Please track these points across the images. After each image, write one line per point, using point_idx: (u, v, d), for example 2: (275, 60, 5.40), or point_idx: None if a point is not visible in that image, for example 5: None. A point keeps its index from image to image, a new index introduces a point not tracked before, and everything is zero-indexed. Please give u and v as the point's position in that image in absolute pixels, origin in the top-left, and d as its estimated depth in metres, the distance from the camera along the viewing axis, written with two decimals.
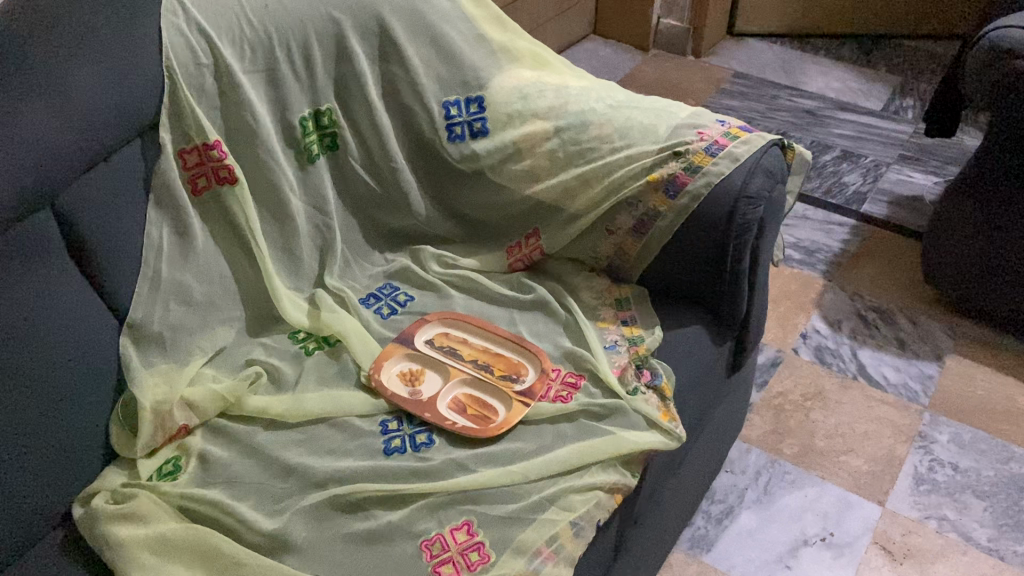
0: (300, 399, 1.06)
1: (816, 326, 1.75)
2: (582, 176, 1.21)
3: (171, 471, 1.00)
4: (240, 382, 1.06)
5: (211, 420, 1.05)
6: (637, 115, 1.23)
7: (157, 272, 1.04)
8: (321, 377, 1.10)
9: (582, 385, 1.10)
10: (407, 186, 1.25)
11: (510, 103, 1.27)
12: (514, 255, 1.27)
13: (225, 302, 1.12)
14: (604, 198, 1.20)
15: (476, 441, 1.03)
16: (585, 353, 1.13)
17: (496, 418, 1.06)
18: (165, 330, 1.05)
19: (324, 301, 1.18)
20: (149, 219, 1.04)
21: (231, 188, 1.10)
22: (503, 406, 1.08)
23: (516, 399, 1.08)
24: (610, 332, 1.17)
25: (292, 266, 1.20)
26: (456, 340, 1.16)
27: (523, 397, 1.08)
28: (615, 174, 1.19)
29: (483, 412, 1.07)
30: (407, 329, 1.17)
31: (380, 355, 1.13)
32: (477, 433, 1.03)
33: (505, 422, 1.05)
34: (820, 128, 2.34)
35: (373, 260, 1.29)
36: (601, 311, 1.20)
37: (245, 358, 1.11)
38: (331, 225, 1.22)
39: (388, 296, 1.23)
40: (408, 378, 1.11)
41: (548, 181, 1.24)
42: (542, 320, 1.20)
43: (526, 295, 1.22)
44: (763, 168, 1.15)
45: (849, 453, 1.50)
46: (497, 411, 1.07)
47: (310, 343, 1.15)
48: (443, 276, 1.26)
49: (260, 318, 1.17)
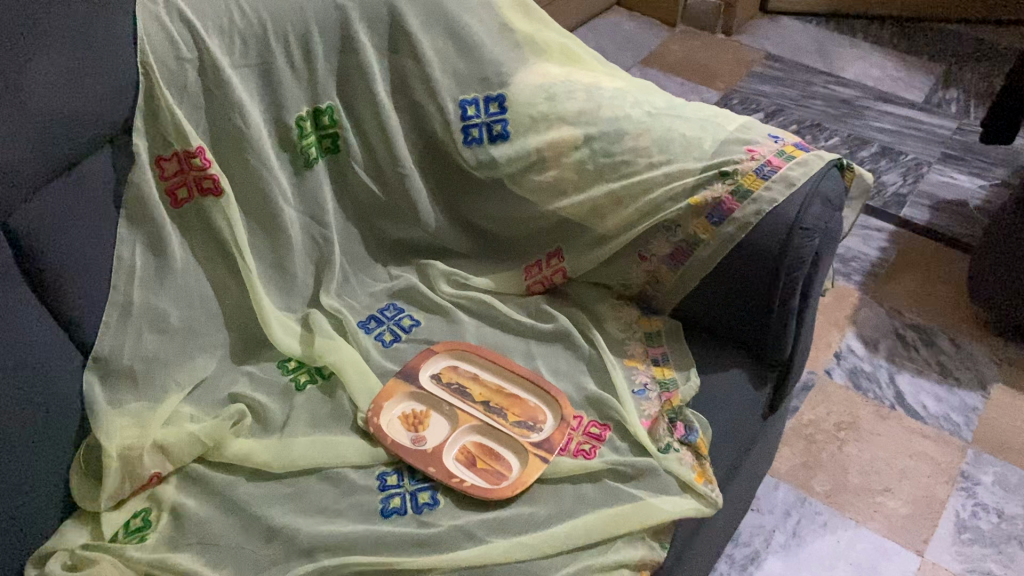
0: (289, 446, 0.94)
1: (851, 346, 1.62)
2: (614, 193, 1.07)
3: (140, 528, 0.88)
4: (220, 424, 0.94)
5: (187, 466, 0.93)
6: (679, 125, 1.09)
7: (128, 298, 0.91)
8: (313, 417, 0.98)
9: (607, 437, 0.98)
10: (416, 195, 1.12)
11: (535, 104, 1.12)
12: (533, 276, 1.14)
13: (207, 327, 1.00)
14: (638, 220, 1.06)
15: (486, 504, 0.91)
16: (611, 400, 1.00)
17: (509, 476, 0.94)
18: (137, 363, 0.92)
19: (319, 326, 1.05)
20: (121, 237, 0.90)
21: (215, 201, 0.96)
22: (518, 460, 0.96)
23: (533, 452, 0.95)
24: (639, 374, 1.04)
25: (284, 283, 1.07)
26: (466, 377, 1.04)
27: (540, 451, 0.95)
28: (651, 195, 1.05)
29: (495, 468, 0.95)
30: (411, 362, 1.04)
31: (380, 394, 1.00)
32: (488, 494, 0.91)
33: (520, 480, 0.93)
34: (858, 120, 2.18)
35: (376, 275, 1.16)
36: (629, 346, 1.08)
37: (228, 392, 0.99)
38: (329, 237, 1.09)
39: (390, 320, 1.10)
40: (411, 423, 0.98)
41: (575, 197, 1.10)
42: (563, 354, 1.07)
43: (545, 326, 1.09)
44: (821, 195, 1.01)
45: (886, 493, 1.38)
46: (511, 466, 0.95)
47: (301, 376, 1.02)
48: (453, 298, 1.12)
49: (247, 343, 1.04)
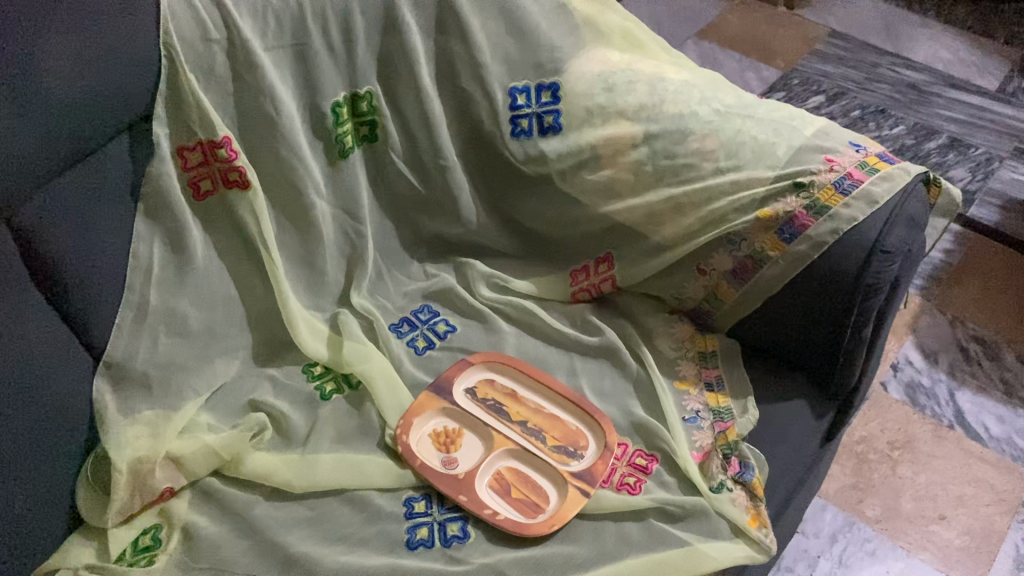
0: (311, 464, 0.87)
1: (909, 357, 1.52)
2: (673, 200, 0.98)
3: (149, 547, 0.82)
4: (239, 436, 0.87)
5: (201, 480, 0.87)
6: (749, 127, 0.98)
7: (144, 299, 0.84)
8: (338, 432, 0.91)
9: (653, 470, 0.90)
10: (458, 190, 1.03)
11: (592, 95, 1.03)
12: (579, 282, 1.06)
13: (229, 328, 0.93)
14: (699, 230, 0.98)
15: (520, 540, 0.84)
16: (660, 429, 0.92)
17: (546, 508, 0.87)
18: (152, 369, 0.85)
19: (349, 330, 0.98)
20: (138, 233, 0.83)
21: (241, 194, 0.88)
22: (555, 491, 0.88)
23: (572, 483, 0.88)
24: (690, 399, 0.96)
25: (313, 281, 0.99)
26: (504, 393, 0.96)
27: (581, 482, 0.88)
28: (715, 205, 0.96)
29: (532, 499, 0.87)
30: (445, 373, 0.97)
31: (411, 409, 0.93)
32: (523, 529, 0.84)
33: (558, 515, 0.85)
34: (926, 108, 2.05)
35: (411, 272, 1.08)
36: (680, 366, 0.99)
37: (249, 399, 0.92)
38: (363, 233, 1.01)
39: (424, 325, 1.02)
40: (443, 442, 0.91)
41: (631, 200, 1.01)
42: (609, 372, 0.99)
43: (590, 339, 1.00)
44: (906, 215, 0.91)
45: (940, 522, 1.29)
46: (548, 497, 0.88)
47: (327, 384, 0.95)
48: (493, 303, 1.04)
49: (270, 344, 0.98)
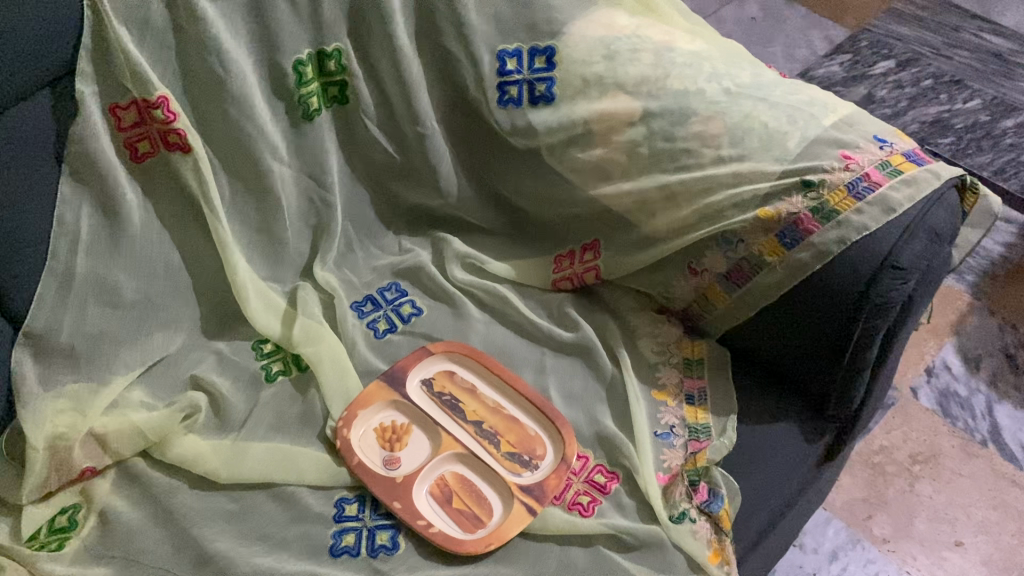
0: (243, 453, 0.82)
1: (948, 362, 1.39)
2: (666, 189, 0.87)
3: (63, 529, 0.78)
4: (169, 417, 0.82)
5: (128, 460, 0.82)
6: (761, 111, 0.86)
7: (70, 268, 0.79)
8: (278, 418, 0.86)
9: (612, 490, 0.82)
10: (437, 161, 0.95)
11: (590, 63, 0.91)
12: (561, 270, 0.97)
13: (171, 298, 0.87)
14: (693, 225, 0.87)
15: (452, 556, 0.78)
16: (625, 444, 0.84)
17: (486, 523, 0.80)
18: (79, 341, 0.81)
19: (304, 305, 0.91)
20: (63, 197, 0.77)
21: (184, 158, 0.81)
22: (500, 504, 0.81)
23: (519, 498, 0.81)
24: (665, 412, 0.87)
25: (272, 251, 0.93)
26: (462, 388, 0.88)
27: (529, 498, 0.81)
28: (711, 198, 0.85)
29: (473, 512, 0.80)
30: (401, 361, 0.89)
31: (357, 400, 0.86)
32: (457, 546, 0.77)
33: (498, 533, 0.78)
34: (1008, 81, 1.85)
35: (385, 245, 1.01)
36: (662, 372, 0.90)
37: (189, 375, 0.87)
38: (330, 201, 0.93)
39: (389, 305, 0.95)
40: (387, 439, 0.85)
41: (622, 185, 0.90)
42: (581, 373, 0.90)
43: (565, 335, 0.92)
44: (927, 226, 0.78)
45: (955, 549, 1.18)
46: (492, 511, 0.81)
47: (274, 364, 0.89)
48: (466, 285, 0.96)
49: (221, 316, 0.92)
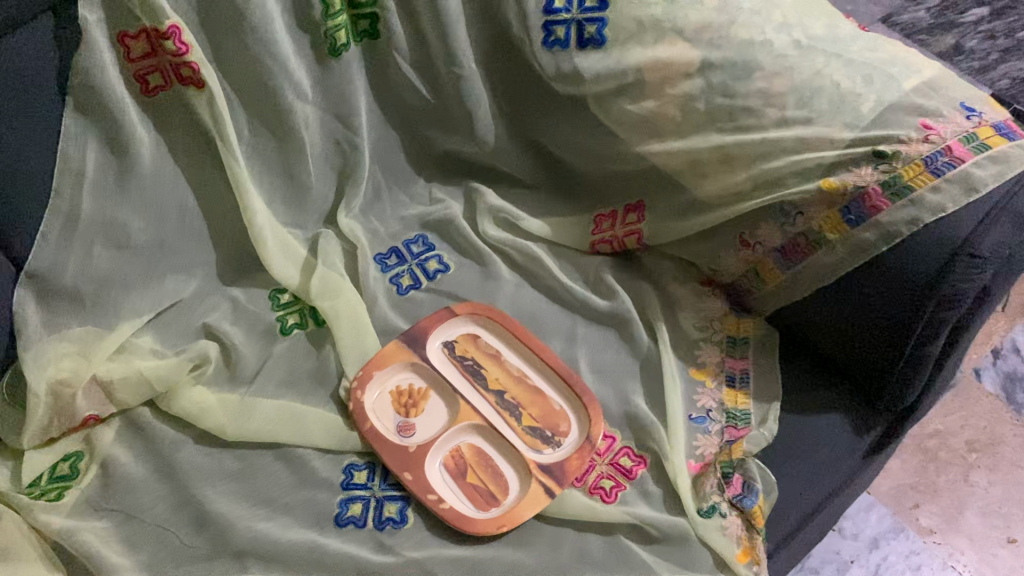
0: (250, 411, 0.78)
1: (1017, 344, 1.29)
2: (721, 151, 0.79)
3: (63, 477, 0.75)
4: (177, 367, 0.79)
5: (134, 409, 0.79)
6: (834, 69, 0.76)
7: (75, 206, 0.74)
8: (290, 374, 0.81)
9: (637, 476, 0.76)
10: (474, 105, 0.87)
11: (648, 4, 0.80)
12: (600, 231, 0.90)
13: (185, 242, 0.83)
14: (747, 193, 0.79)
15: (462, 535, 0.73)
16: (656, 427, 0.78)
17: (501, 501, 0.75)
18: (85, 284, 0.77)
19: (325, 255, 0.86)
20: (67, 130, 0.72)
21: (198, 93, 0.76)
22: (517, 482, 0.76)
23: (536, 478, 0.75)
24: (702, 394, 0.80)
25: (294, 195, 0.87)
26: (485, 354, 0.83)
27: (547, 478, 0.75)
28: (769, 164, 0.77)
29: (487, 488, 0.76)
30: (422, 322, 0.84)
31: (374, 361, 0.81)
32: (467, 526, 0.72)
33: (511, 514, 0.73)
34: None
35: (415, 193, 0.95)
36: (702, 350, 0.83)
37: (201, 323, 0.83)
38: (357, 145, 0.87)
39: (414, 259, 0.89)
40: (403, 404, 0.80)
41: (673, 143, 0.82)
42: (613, 346, 0.84)
43: (600, 303, 0.85)
44: (1012, 211, 0.69)
45: (1007, 546, 1.10)
46: (508, 489, 0.76)
47: (290, 317, 0.85)
48: (497, 242, 0.90)
49: (238, 261, 0.87)
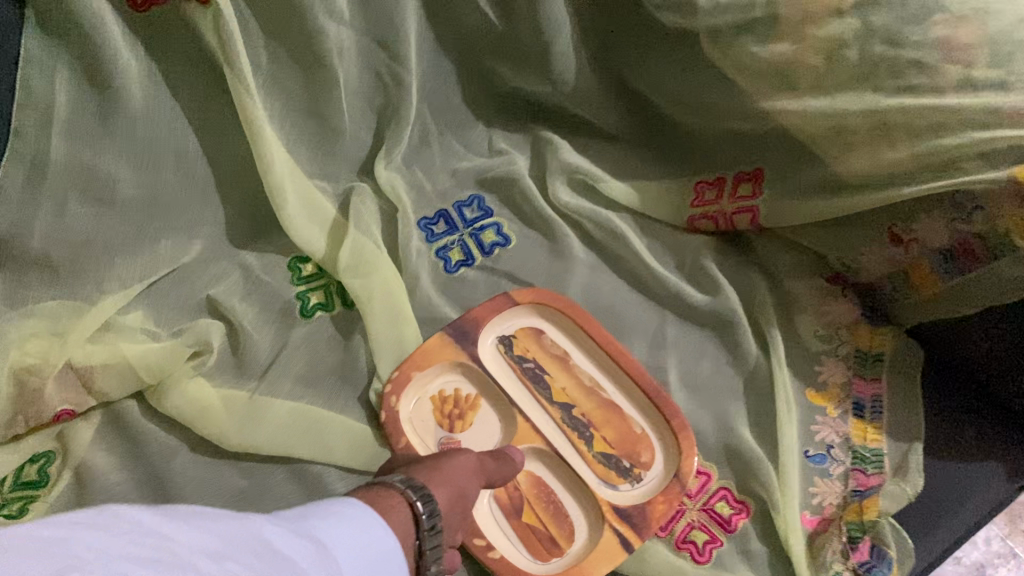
0: (260, 414, 0.63)
1: None
2: (877, 117, 0.60)
3: (29, 485, 0.60)
4: (172, 354, 0.64)
5: (117, 402, 0.64)
6: None
7: (41, 150, 0.57)
8: (311, 368, 0.67)
9: (738, 528, 0.61)
10: (554, 36, 0.68)
11: None
12: (700, 203, 0.73)
13: (187, 194, 0.66)
14: (909, 174, 0.60)
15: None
16: (766, 466, 0.62)
17: (563, 550, 0.60)
18: (57, 247, 0.60)
19: (359, 218, 0.70)
20: (29, 53, 0.54)
21: (201, 10, 0.58)
22: (585, 526, 0.61)
23: (609, 524, 0.60)
24: (822, 425, 0.64)
25: (322, 140, 0.70)
26: (551, 357, 0.68)
27: (623, 526, 0.60)
28: (943, 140, 0.58)
29: (547, 532, 0.61)
30: (474, 311, 0.69)
31: (414, 359, 0.66)
32: None
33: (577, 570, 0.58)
34: None
35: (472, 141, 0.77)
36: (823, 365, 0.67)
37: (207, 296, 0.68)
38: (403, 80, 0.69)
39: (467, 228, 0.74)
40: (447, 415, 0.65)
41: (811, 102, 0.62)
42: (711, 354, 0.68)
43: (698, 299, 0.69)
44: None
45: None
46: (574, 535, 0.61)
47: (312, 295, 0.70)
48: (571, 209, 0.74)
49: (253, 218, 0.71)
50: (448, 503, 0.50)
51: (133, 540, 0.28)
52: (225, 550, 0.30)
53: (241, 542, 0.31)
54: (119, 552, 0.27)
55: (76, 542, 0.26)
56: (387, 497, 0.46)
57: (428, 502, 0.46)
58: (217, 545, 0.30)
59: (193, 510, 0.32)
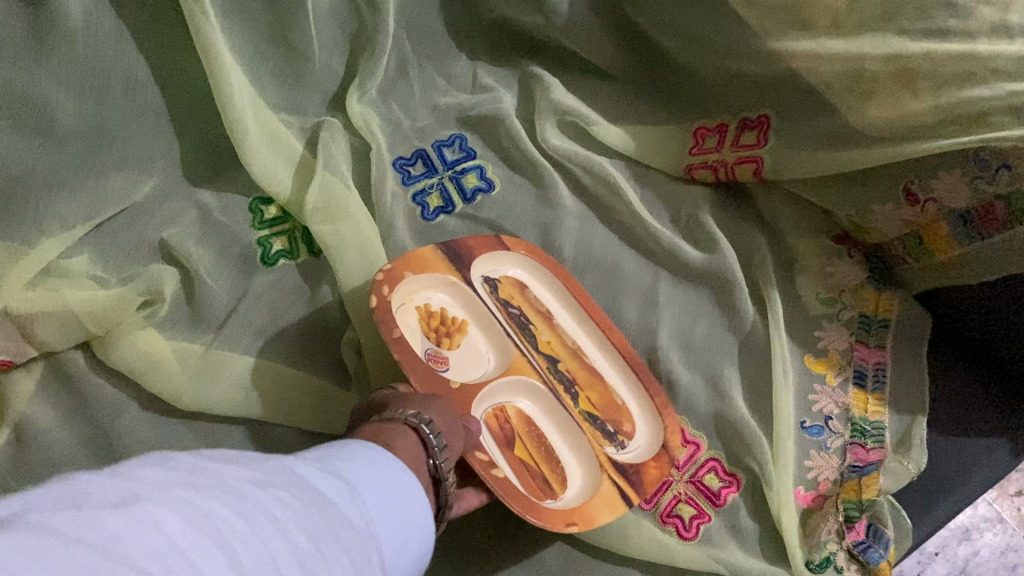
0: (215, 369, 0.58)
1: None
2: (898, 62, 0.54)
3: None
4: (120, 302, 0.58)
5: (62, 353, 0.58)
6: None
7: None
8: (274, 322, 0.62)
9: (726, 503, 0.57)
10: None
11: None
12: (700, 154, 0.67)
13: (136, 126, 0.60)
14: (930, 128, 0.55)
15: (492, 547, 0.54)
16: (761, 439, 0.58)
17: (557, 493, 0.52)
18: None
19: (329, 156, 0.64)
20: None
21: None
22: (578, 476, 0.54)
23: (609, 474, 0.54)
24: (821, 394, 0.60)
25: (289, 70, 0.64)
26: (534, 310, 0.62)
27: (621, 480, 0.53)
28: (971, 92, 0.53)
29: (540, 471, 0.53)
30: (469, 239, 0.61)
31: (410, 258, 0.57)
32: (527, 511, 0.48)
33: (581, 514, 0.50)
34: None
35: (455, 75, 0.71)
36: (824, 330, 0.62)
37: (160, 238, 0.62)
38: None
39: (447, 170, 0.67)
40: (434, 329, 0.57)
41: (828, 44, 0.57)
42: (705, 313, 0.64)
43: (693, 255, 0.65)
44: None
45: None
46: (567, 483, 0.54)
47: (275, 242, 0.65)
48: (559, 153, 0.68)
49: (212, 152, 0.66)
50: (446, 422, 0.46)
51: (191, 473, 0.26)
52: (268, 478, 0.29)
53: (280, 470, 0.30)
54: (177, 479, 0.25)
55: (138, 473, 0.25)
56: (390, 428, 0.42)
57: (430, 424, 0.44)
58: (260, 474, 0.29)
59: (225, 450, 0.30)
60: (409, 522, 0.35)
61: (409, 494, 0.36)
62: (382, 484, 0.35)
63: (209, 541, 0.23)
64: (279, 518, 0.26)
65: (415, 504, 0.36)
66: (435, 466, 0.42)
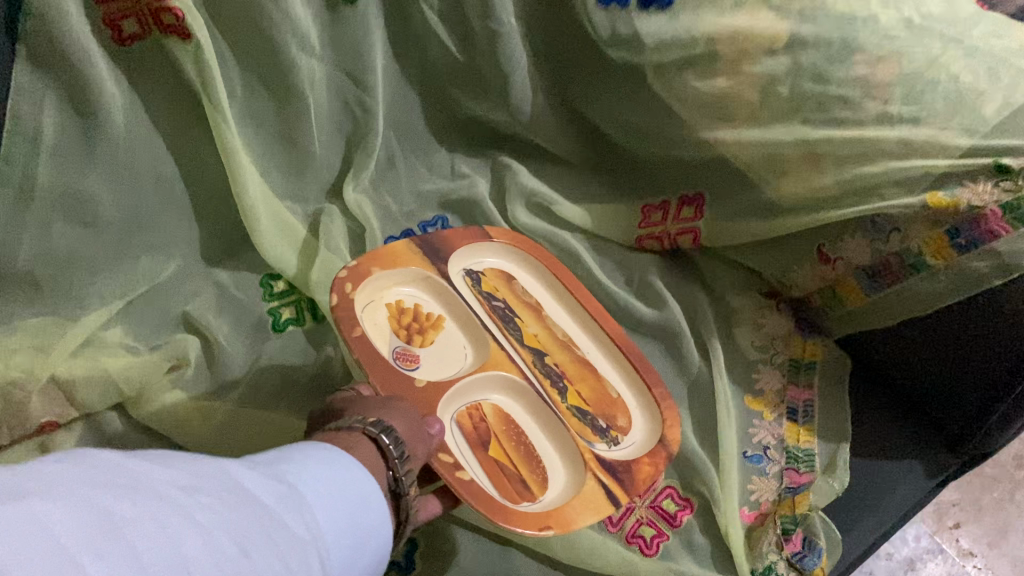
0: (236, 422, 0.67)
1: None
2: (807, 146, 0.66)
3: None
4: (152, 366, 0.67)
5: (99, 414, 0.65)
6: (952, 58, 0.62)
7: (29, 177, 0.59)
8: (283, 381, 0.71)
9: (682, 523, 0.66)
10: (513, 68, 0.73)
11: None
12: (647, 226, 0.79)
13: (164, 217, 0.70)
14: (835, 198, 0.67)
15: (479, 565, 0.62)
16: (708, 467, 0.67)
17: (535, 496, 0.58)
18: (51, 264, 0.64)
19: (330, 236, 0.74)
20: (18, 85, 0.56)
21: (183, 46, 0.61)
22: (557, 475, 0.61)
23: (593, 472, 0.60)
24: (759, 428, 0.70)
25: (293, 165, 0.74)
26: (518, 300, 0.72)
27: (610, 480, 0.60)
28: (864, 169, 0.64)
29: (515, 472, 0.59)
30: (450, 235, 0.72)
31: (385, 253, 0.67)
32: (500, 510, 0.54)
33: (559, 515, 0.56)
34: None
35: (435, 164, 0.82)
36: (760, 373, 0.73)
37: (183, 312, 0.72)
38: (370, 109, 0.73)
39: None
40: (406, 326, 0.65)
41: (749, 133, 0.68)
42: (658, 363, 0.74)
43: (645, 312, 0.75)
44: None
45: None
46: (547, 484, 0.60)
47: (284, 312, 0.75)
48: (528, 229, 0.79)
49: (226, 235, 0.76)
50: (408, 431, 0.51)
51: (104, 473, 0.28)
52: (197, 481, 0.31)
53: (214, 471, 0.33)
54: (87, 479, 0.27)
55: (48, 473, 0.27)
56: (348, 438, 0.47)
57: (390, 434, 0.48)
58: (187, 478, 0.31)
59: (157, 453, 0.33)
60: (359, 521, 0.39)
61: (356, 496, 0.40)
62: (335, 488, 0.39)
63: (102, 535, 0.25)
64: (193, 517, 0.29)
65: (370, 506, 0.41)
66: (395, 478, 0.47)
